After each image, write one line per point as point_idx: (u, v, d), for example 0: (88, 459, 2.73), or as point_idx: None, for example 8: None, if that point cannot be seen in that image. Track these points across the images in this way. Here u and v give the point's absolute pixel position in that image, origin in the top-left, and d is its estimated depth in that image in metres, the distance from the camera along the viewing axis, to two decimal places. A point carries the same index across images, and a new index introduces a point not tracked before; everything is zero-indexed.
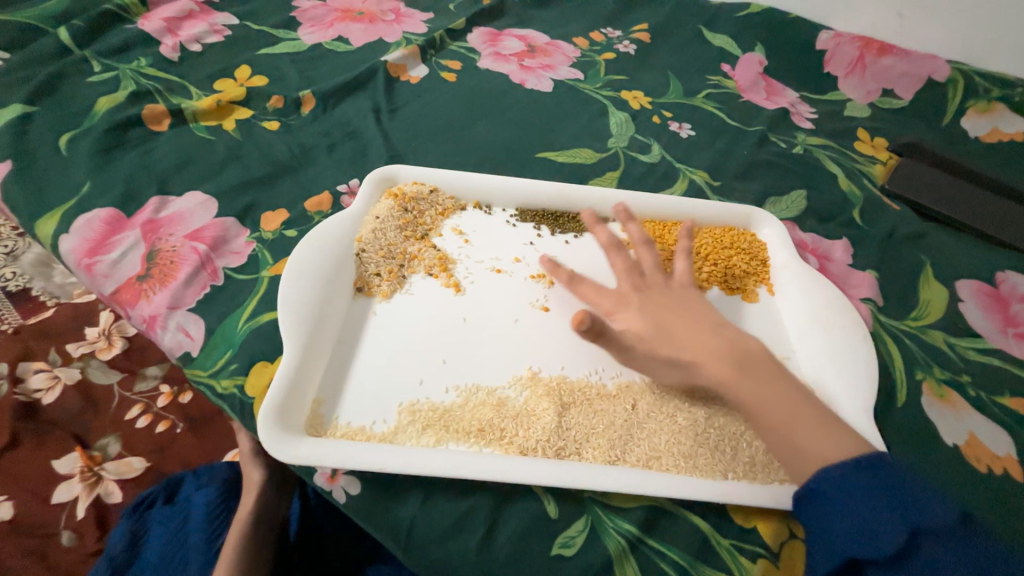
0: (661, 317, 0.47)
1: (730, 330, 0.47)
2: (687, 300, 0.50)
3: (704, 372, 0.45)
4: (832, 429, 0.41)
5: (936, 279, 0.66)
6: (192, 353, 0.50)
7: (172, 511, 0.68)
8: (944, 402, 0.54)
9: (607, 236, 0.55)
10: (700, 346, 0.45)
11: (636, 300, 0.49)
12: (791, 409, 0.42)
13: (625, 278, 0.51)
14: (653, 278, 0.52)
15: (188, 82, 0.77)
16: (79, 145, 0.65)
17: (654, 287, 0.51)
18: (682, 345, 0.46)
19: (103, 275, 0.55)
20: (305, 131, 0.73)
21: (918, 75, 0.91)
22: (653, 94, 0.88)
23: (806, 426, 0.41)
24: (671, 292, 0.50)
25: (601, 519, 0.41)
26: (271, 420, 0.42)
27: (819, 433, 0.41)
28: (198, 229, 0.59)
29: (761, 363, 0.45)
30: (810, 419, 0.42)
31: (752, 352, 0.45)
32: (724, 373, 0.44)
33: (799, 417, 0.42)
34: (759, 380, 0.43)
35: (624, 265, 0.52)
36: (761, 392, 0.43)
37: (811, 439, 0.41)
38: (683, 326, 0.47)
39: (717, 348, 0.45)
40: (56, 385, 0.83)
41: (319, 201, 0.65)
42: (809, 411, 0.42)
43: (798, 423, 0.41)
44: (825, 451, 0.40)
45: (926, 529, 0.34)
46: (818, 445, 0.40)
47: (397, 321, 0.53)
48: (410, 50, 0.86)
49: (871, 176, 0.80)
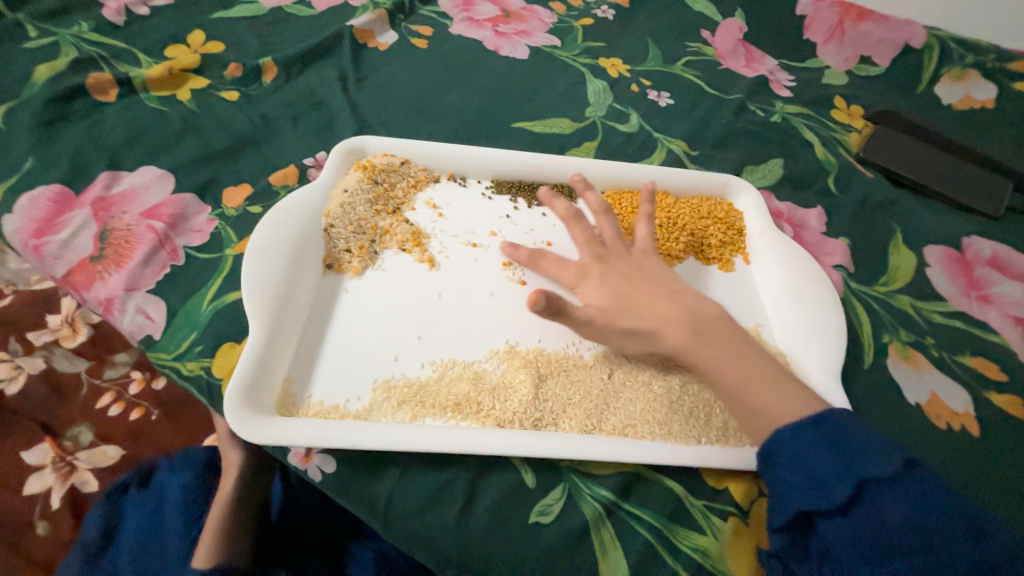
0: (621, 288, 0.47)
1: (687, 298, 0.47)
2: (644, 268, 0.50)
3: (664, 340, 0.45)
4: (787, 388, 0.42)
5: (905, 245, 0.68)
6: (154, 336, 0.48)
7: (148, 497, 0.68)
8: (908, 363, 0.55)
9: (565, 208, 0.53)
10: (659, 314, 0.45)
11: (597, 273, 0.49)
12: (748, 369, 0.43)
13: (584, 248, 0.51)
14: (614, 245, 0.52)
15: (136, 48, 0.71)
16: (17, 118, 0.60)
17: (614, 256, 0.51)
18: (641, 314, 0.45)
19: (53, 257, 0.51)
20: (266, 101, 0.69)
21: (895, 41, 0.91)
22: (631, 62, 0.86)
23: (762, 387, 0.42)
24: (630, 258, 0.51)
25: (578, 486, 0.42)
26: (238, 402, 0.40)
27: (775, 395, 0.41)
28: (154, 206, 0.56)
29: (718, 327, 0.45)
30: (765, 379, 0.42)
31: (709, 318, 0.45)
32: (682, 340, 0.44)
33: (755, 379, 0.42)
34: (715, 345, 0.44)
35: (584, 236, 0.52)
36: (719, 356, 0.43)
37: (767, 400, 0.41)
38: (643, 295, 0.47)
39: (675, 316, 0.45)
40: (19, 375, 0.79)
41: (284, 175, 0.62)
42: (765, 371, 0.43)
43: (755, 383, 0.42)
44: (782, 410, 0.40)
45: (870, 477, 0.35)
46: (775, 404, 0.41)
47: (370, 297, 0.51)
48: (377, 14, 0.81)
49: (847, 144, 0.81)
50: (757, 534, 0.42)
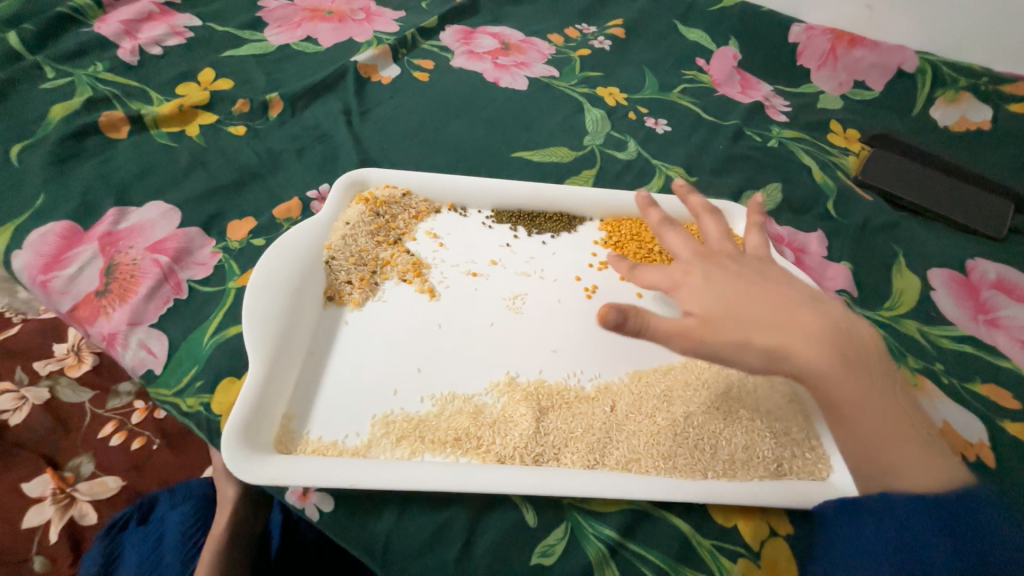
0: (739, 294, 0.40)
1: (825, 311, 0.40)
2: (767, 274, 0.43)
3: (801, 364, 0.37)
4: (921, 445, 0.37)
5: (909, 269, 0.67)
6: (155, 371, 0.48)
7: (146, 533, 0.67)
8: (918, 391, 0.54)
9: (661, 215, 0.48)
10: (802, 336, 0.38)
11: (701, 273, 0.42)
12: (891, 418, 0.37)
13: (687, 245, 0.45)
14: (720, 246, 0.46)
15: (149, 86, 0.74)
16: (31, 155, 0.62)
17: (726, 258, 0.44)
18: (770, 325, 0.38)
19: (59, 292, 0.52)
20: (273, 135, 0.71)
21: (888, 65, 0.92)
22: (629, 90, 0.88)
23: (898, 442, 0.36)
24: (743, 260, 0.44)
25: (581, 525, 0.41)
26: (235, 439, 0.40)
27: (916, 456, 0.36)
28: (160, 239, 0.57)
29: (867, 361, 0.38)
30: (906, 434, 0.37)
31: (858, 348, 0.38)
32: (826, 367, 0.37)
33: (894, 434, 0.36)
34: (860, 380, 0.37)
35: (683, 240, 0.46)
36: (866, 394, 0.37)
37: (907, 461, 0.36)
38: (764, 302, 0.39)
39: (820, 335, 0.37)
40: (23, 406, 0.80)
41: (287, 208, 0.63)
42: (907, 425, 0.37)
43: (897, 440, 0.36)
44: (920, 473, 0.36)
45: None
46: (916, 463, 0.36)
47: (370, 330, 0.51)
48: (380, 49, 0.84)
49: (844, 167, 0.81)
50: None
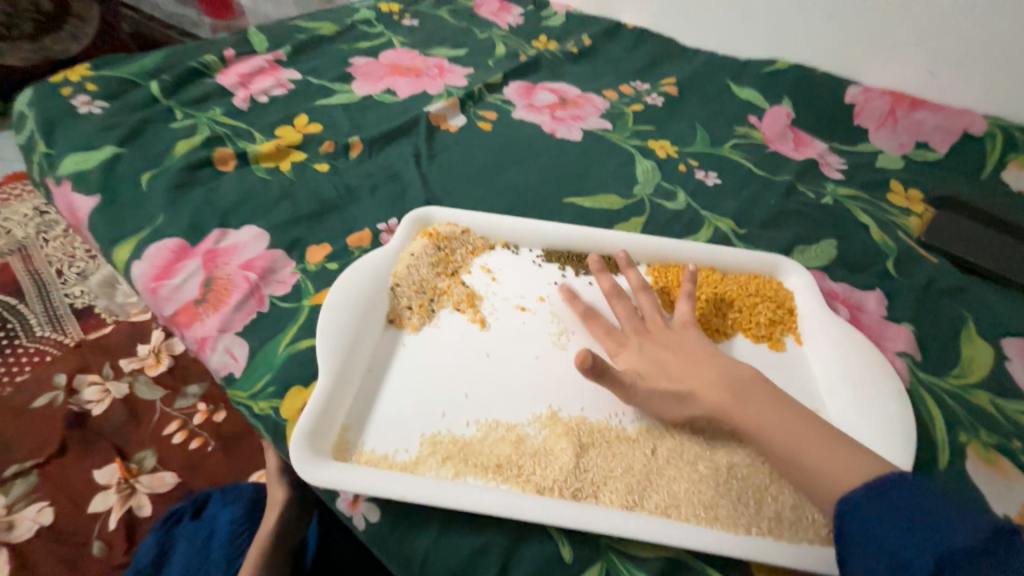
0: (658, 355, 0.50)
1: (722, 360, 0.49)
2: (679, 337, 0.52)
3: (702, 402, 0.46)
4: (837, 450, 0.41)
5: (980, 336, 0.64)
6: (234, 374, 0.54)
7: (199, 528, 0.72)
8: (992, 468, 0.50)
9: (609, 283, 0.58)
10: (697, 377, 0.47)
11: (635, 343, 0.52)
12: (796, 433, 0.42)
13: (625, 321, 0.54)
14: (653, 319, 0.54)
15: (254, 128, 0.86)
16: (157, 182, 0.74)
17: (653, 329, 0.53)
18: (674, 377, 0.48)
19: (165, 298, 0.61)
20: (351, 173, 0.80)
21: (953, 129, 0.91)
22: (679, 144, 0.92)
23: (813, 451, 0.41)
24: (671, 332, 0.53)
25: (617, 567, 0.41)
26: (303, 444, 0.44)
27: (830, 460, 0.41)
28: (250, 258, 0.65)
29: (756, 388, 0.46)
30: (817, 439, 0.42)
31: (746, 379, 0.47)
32: (720, 401, 0.45)
33: (804, 446, 0.42)
34: (755, 405, 0.44)
35: (626, 310, 0.55)
36: (763, 416, 0.44)
37: (826, 464, 0.41)
38: (676, 361, 0.49)
39: (710, 378, 0.47)
40: (106, 398, 0.90)
41: (359, 237, 0.70)
42: (813, 430, 0.43)
43: (807, 448, 0.42)
44: (840, 473, 0.40)
45: (954, 547, 0.34)
46: (832, 467, 0.40)
47: (425, 353, 0.55)
48: (450, 101, 0.94)
49: (906, 227, 0.79)
50: None
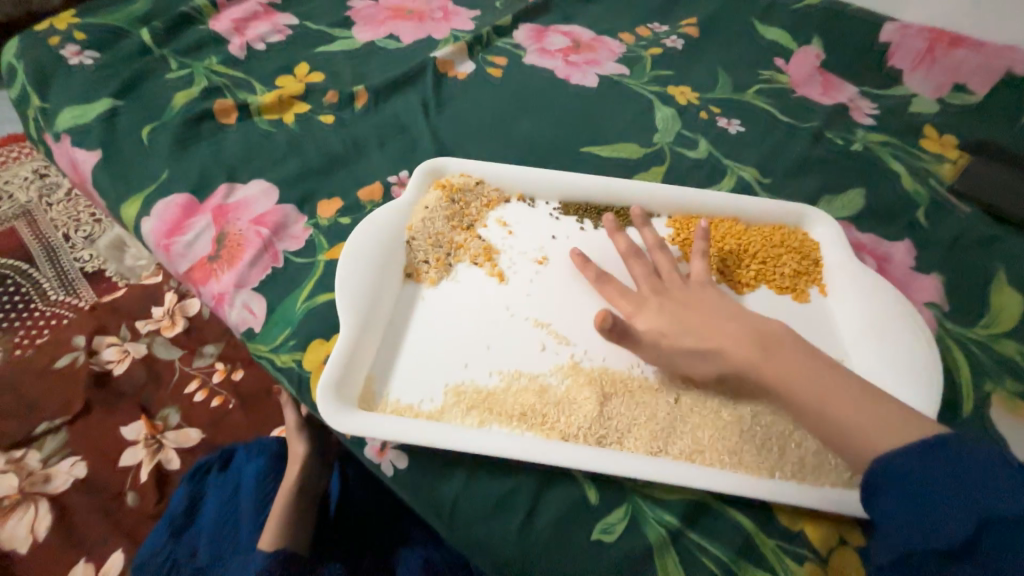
0: (681, 314, 0.48)
1: (747, 314, 0.47)
2: (697, 294, 0.50)
3: (729, 358, 0.44)
4: (877, 406, 0.40)
5: (1010, 287, 0.62)
6: (254, 329, 0.54)
7: (227, 479, 0.74)
8: (1015, 416, 0.50)
9: (626, 243, 0.56)
10: (723, 333, 0.45)
11: (655, 301, 0.50)
12: (830, 389, 0.41)
13: (643, 280, 0.52)
14: (670, 277, 0.52)
15: (253, 78, 0.82)
16: (158, 136, 0.71)
17: (670, 287, 0.51)
18: (698, 334, 0.46)
19: (179, 255, 0.60)
20: (358, 124, 0.77)
21: (994, 69, 0.85)
22: (701, 90, 0.87)
23: (852, 405, 0.40)
24: (688, 288, 0.51)
25: (642, 509, 0.42)
26: (329, 394, 0.44)
27: (871, 417, 0.39)
28: (261, 214, 0.63)
29: (785, 343, 0.44)
30: (852, 395, 0.40)
31: (773, 333, 0.44)
32: (748, 356, 0.43)
33: (839, 402, 0.40)
34: (785, 360, 0.42)
35: (644, 272, 0.53)
36: (793, 371, 0.42)
37: (865, 423, 0.39)
38: (701, 318, 0.47)
39: (737, 331, 0.45)
40: (125, 358, 0.92)
41: (371, 191, 0.68)
42: (848, 386, 0.41)
43: (842, 403, 0.40)
44: (881, 432, 0.38)
45: (999, 516, 0.32)
46: (870, 424, 0.39)
47: (444, 306, 0.54)
48: (457, 46, 0.88)
49: (938, 176, 0.76)
50: None
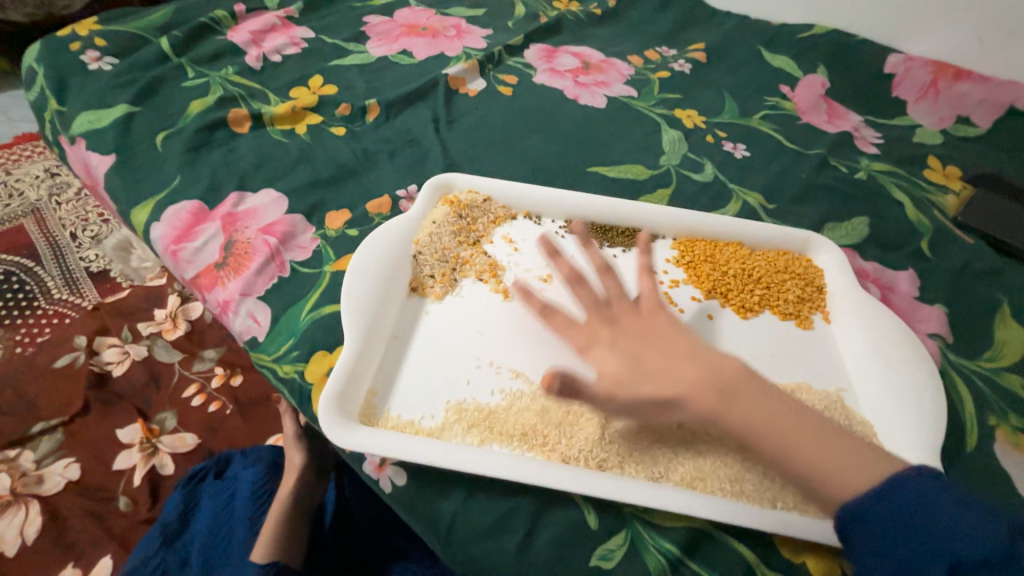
0: (636, 353, 0.45)
1: (699, 353, 0.45)
2: (653, 329, 0.48)
3: (689, 406, 0.42)
4: (837, 444, 0.39)
5: (1014, 320, 0.62)
6: (258, 338, 0.55)
7: (221, 487, 0.74)
8: (1020, 452, 0.50)
9: (598, 258, 0.53)
10: (680, 377, 0.43)
11: (607, 337, 0.48)
12: (792, 427, 0.40)
13: (592, 311, 0.50)
14: (620, 305, 0.50)
15: (268, 89, 0.83)
16: (172, 142, 0.72)
17: (625, 318, 0.49)
18: (655, 378, 0.43)
19: (187, 261, 0.61)
20: (368, 137, 0.78)
21: (998, 102, 0.86)
22: (707, 114, 0.88)
23: (810, 449, 0.39)
24: (640, 319, 0.49)
25: (642, 535, 0.41)
26: (331, 407, 0.44)
27: (833, 458, 0.38)
28: (270, 223, 0.64)
29: (742, 383, 0.42)
30: (813, 435, 0.40)
31: (731, 374, 0.43)
32: (709, 405, 0.41)
33: (802, 449, 0.39)
34: (744, 407, 0.41)
35: (589, 301, 0.51)
36: (751, 417, 0.40)
37: (831, 467, 0.38)
38: (656, 358, 0.45)
39: (693, 377, 0.43)
40: (126, 359, 0.91)
41: (379, 203, 0.68)
42: (805, 425, 0.40)
43: (800, 450, 0.39)
44: (846, 473, 0.38)
45: (963, 559, 0.32)
46: (832, 468, 0.38)
47: (449, 322, 0.55)
48: (469, 64, 0.90)
49: (942, 206, 0.76)
50: None
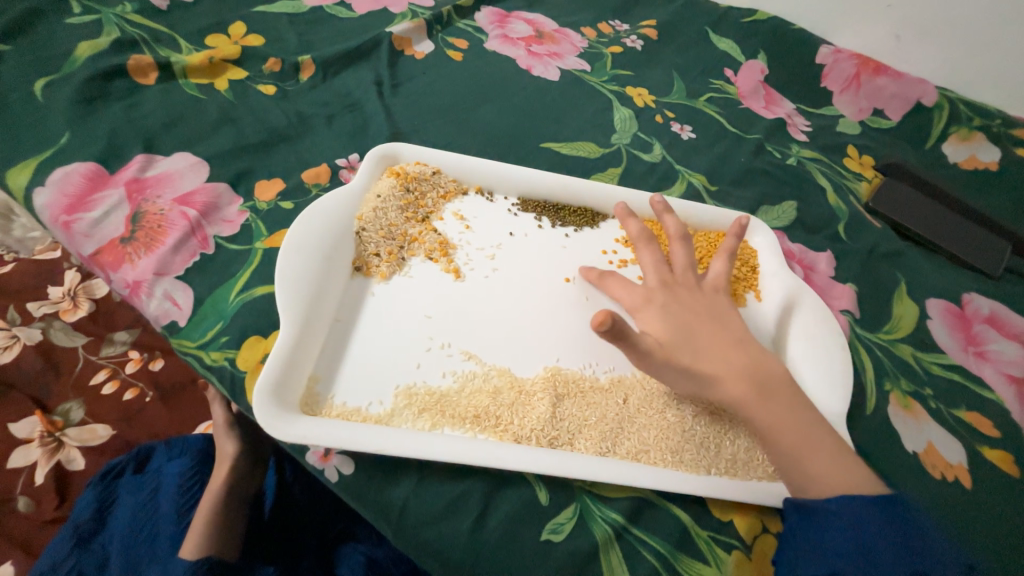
0: (685, 323, 0.47)
1: (754, 350, 0.47)
2: (703, 309, 0.50)
3: (723, 389, 0.45)
4: (835, 459, 0.42)
5: (909, 297, 0.70)
6: (179, 323, 0.49)
7: (143, 481, 0.68)
8: (907, 412, 0.57)
9: (639, 228, 0.56)
10: (724, 362, 0.45)
11: (660, 300, 0.49)
12: (804, 433, 0.43)
13: (653, 272, 0.52)
14: (683, 277, 0.52)
15: (178, 34, 0.72)
16: (57, 92, 0.61)
17: (681, 287, 0.51)
18: (701, 356, 0.45)
19: (82, 235, 0.52)
20: (302, 99, 0.70)
21: (908, 97, 0.94)
22: (657, 93, 0.89)
23: (813, 453, 0.42)
24: (700, 293, 0.51)
25: (590, 507, 0.43)
26: (267, 397, 0.41)
27: (829, 463, 0.42)
28: (187, 192, 0.56)
29: (780, 385, 0.45)
30: (820, 447, 0.43)
31: (771, 374, 0.46)
32: (743, 395, 0.44)
33: (811, 447, 0.42)
34: (775, 406, 0.44)
35: (653, 262, 0.53)
36: (778, 415, 0.43)
37: (823, 469, 0.42)
38: (706, 337, 0.47)
39: (739, 367, 0.45)
40: (14, 345, 0.79)
41: (316, 173, 0.63)
42: (819, 434, 0.43)
43: (811, 448, 0.42)
44: (833, 478, 0.41)
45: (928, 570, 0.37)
46: (826, 471, 0.42)
47: (396, 303, 0.52)
48: (415, 23, 0.83)
49: (857, 193, 0.84)
50: (758, 570, 0.43)
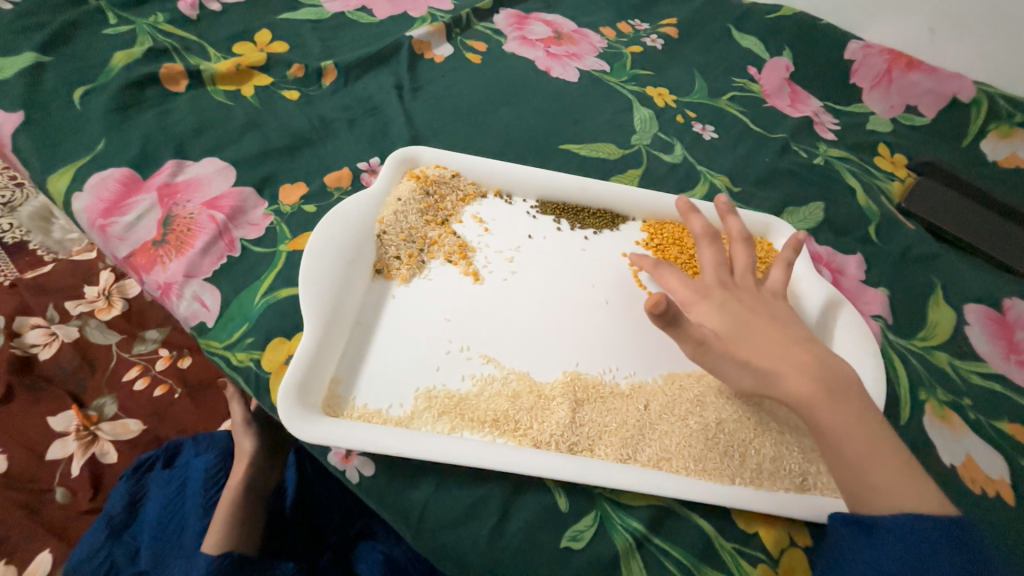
0: (743, 317, 0.47)
1: (819, 349, 0.46)
2: (760, 302, 0.49)
3: (785, 388, 0.44)
4: (901, 468, 0.41)
5: (945, 302, 0.67)
6: (207, 324, 0.50)
7: (172, 476, 0.70)
8: (944, 423, 0.55)
9: (702, 226, 0.53)
10: (788, 360, 0.44)
11: (718, 297, 0.48)
12: (871, 442, 0.41)
13: (712, 271, 0.50)
14: (743, 280, 0.51)
15: (206, 42, 0.74)
16: (94, 100, 0.63)
17: (741, 289, 0.50)
18: (761, 350, 0.45)
19: (117, 238, 0.54)
20: (325, 103, 0.71)
21: (943, 93, 0.89)
22: (678, 93, 0.87)
23: (880, 462, 0.40)
24: (758, 295, 0.50)
25: (609, 515, 0.42)
26: (291, 396, 0.42)
27: (894, 475, 0.40)
28: (215, 196, 0.58)
29: (850, 389, 0.43)
30: (888, 457, 0.41)
31: (841, 377, 0.44)
32: (808, 392, 0.43)
33: (876, 455, 0.41)
34: (842, 409, 0.42)
35: (714, 261, 0.51)
36: (845, 418, 0.42)
37: (887, 480, 0.40)
38: (766, 337, 0.46)
39: (804, 365, 0.44)
40: (53, 342, 0.83)
41: (338, 176, 0.64)
42: (886, 445, 0.41)
43: (879, 457, 0.41)
44: (898, 490, 0.39)
45: None
46: (889, 484, 0.40)
47: (416, 305, 0.52)
48: (435, 26, 0.84)
49: (889, 193, 0.80)
50: None
